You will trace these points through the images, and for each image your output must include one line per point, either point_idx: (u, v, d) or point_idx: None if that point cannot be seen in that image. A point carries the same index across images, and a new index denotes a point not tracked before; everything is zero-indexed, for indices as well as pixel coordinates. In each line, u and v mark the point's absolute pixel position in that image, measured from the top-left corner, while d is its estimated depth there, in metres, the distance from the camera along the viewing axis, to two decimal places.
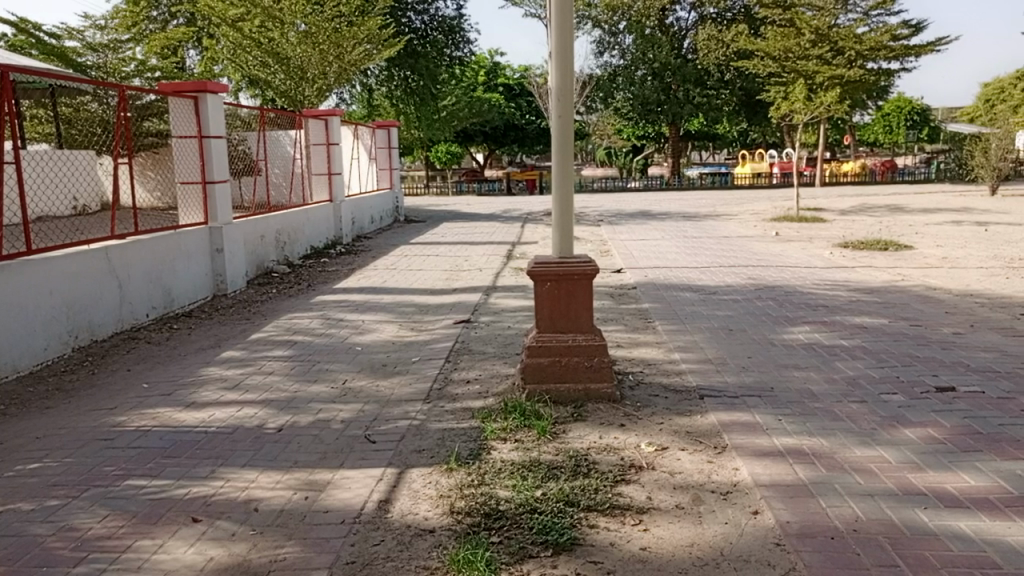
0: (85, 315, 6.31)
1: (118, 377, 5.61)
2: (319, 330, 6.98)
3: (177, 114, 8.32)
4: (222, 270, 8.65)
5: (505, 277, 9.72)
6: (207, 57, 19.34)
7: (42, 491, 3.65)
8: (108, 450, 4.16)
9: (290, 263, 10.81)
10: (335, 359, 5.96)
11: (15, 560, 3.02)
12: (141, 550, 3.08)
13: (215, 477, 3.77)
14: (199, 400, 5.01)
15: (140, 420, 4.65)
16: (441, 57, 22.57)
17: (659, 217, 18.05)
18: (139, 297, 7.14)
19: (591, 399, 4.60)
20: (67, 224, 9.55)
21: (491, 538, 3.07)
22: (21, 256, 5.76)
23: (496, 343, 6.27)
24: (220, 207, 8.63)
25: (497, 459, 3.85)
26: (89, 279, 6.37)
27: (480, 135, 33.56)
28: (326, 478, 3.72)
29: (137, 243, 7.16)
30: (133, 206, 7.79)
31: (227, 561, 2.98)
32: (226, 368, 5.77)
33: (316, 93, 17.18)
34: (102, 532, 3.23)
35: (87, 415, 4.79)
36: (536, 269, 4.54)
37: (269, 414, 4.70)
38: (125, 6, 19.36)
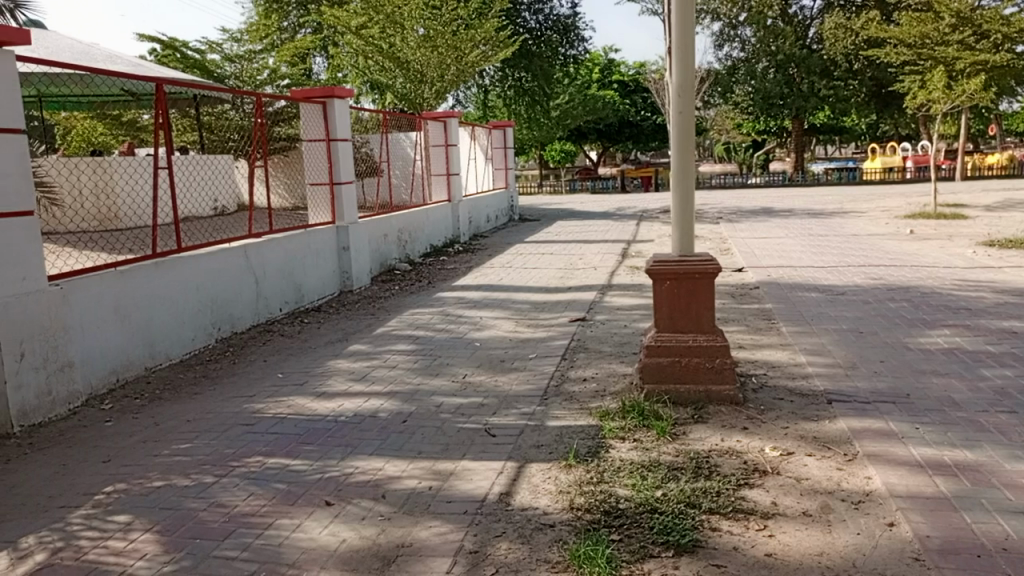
0: (227, 310, 6.79)
1: (256, 367, 6.00)
2: (439, 326, 7.19)
3: (307, 119, 8.75)
4: (348, 268, 9.05)
5: (620, 276, 9.66)
6: (333, 64, 20.39)
7: (194, 469, 3.97)
8: (249, 434, 4.47)
9: (410, 261, 11.18)
10: (455, 354, 6.11)
11: (173, 531, 3.30)
12: (282, 528, 3.29)
13: (346, 463, 3.96)
14: (329, 390, 5.29)
15: (277, 408, 4.94)
16: (555, 57, 22.71)
17: (783, 214, 17.35)
18: (274, 294, 7.59)
19: (713, 401, 4.50)
20: (210, 225, 10.32)
21: (611, 536, 3.08)
22: (174, 254, 6.24)
23: (612, 342, 6.24)
24: (346, 207, 9.03)
25: (616, 458, 3.84)
26: (230, 276, 6.83)
27: (594, 133, 33.47)
28: (450, 469, 3.84)
29: (273, 241, 7.61)
30: (268, 208, 8.28)
31: (358, 543, 3.13)
32: (353, 361, 6.05)
33: (436, 95, 17.59)
34: (247, 509, 3.48)
35: (230, 401, 5.15)
36: (655, 268, 4.50)
37: (394, 405, 4.90)
38: (259, 21, 20.55)
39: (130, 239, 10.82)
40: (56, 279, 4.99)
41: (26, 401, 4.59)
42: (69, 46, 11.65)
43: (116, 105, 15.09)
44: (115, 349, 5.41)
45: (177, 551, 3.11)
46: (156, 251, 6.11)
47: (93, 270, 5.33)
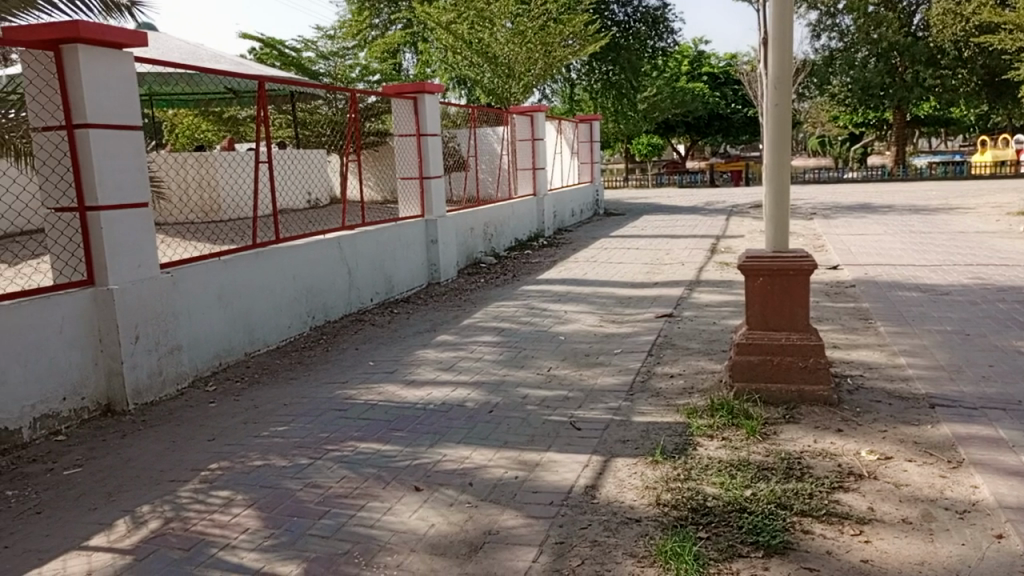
0: (321, 299, 7.03)
1: (348, 355, 6.20)
2: (524, 319, 7.24)
3: (399, 114, 8.95)
4: (436, 260, 9.21)
5: (708, 271, 9.49)
6: (422, 60, 20.77)
7: (291, 450, 4.15)
8: (342, 418, 4.63)
9: (495, 254, 11.29)
10: (540, 347, 6.15)
11: (272, 508, 3.46)
12: (373, 510, 3.40)
13: (435, 450, 4.06)
14: (418, 378, 5.42)
15: (368, 394, 5.11)
16: (643, 49, 22.45)
17: (882, 211, 16.60)
18: (365, 284, 7.81)
19: (805, 402, 4.38)
20: (306, 218, 10.72)
21: (699, 533, 3.05)
22: (272, 244, 6.51)
23: (700, 339, 6.15)
24: (435, 201, 9.20)
25: (704, 456, 3.79)
26: (324, 266, 7.07)
27: (681, 126, 32.89)
28: (536, 460, 3.88)
29: (365, 233, 7.83)
30: (361, 201, 8.53)
31: (447, 528, 3.21)
32: (440, 351, 6.17)
33: (523, 90, 17.65)
34: (341, 490, 3.61)
35: (324, 386, 5.35)
36: (747, 264, 4.41)
37: (480, 395, 4.98)
38: (352, 19, 21.11)
39: (231, 229, 11.41)
40: (167, 266, 5.29)
41: (139, 380, 4.89)
42: (178, 47, 12.30)
43: (219, 102, 15.83)
44: (219, 334, 5.70)
45: (276, 528, 3.27)
46: (256, 241, 6.39)
47: (199, 258, 5.63)
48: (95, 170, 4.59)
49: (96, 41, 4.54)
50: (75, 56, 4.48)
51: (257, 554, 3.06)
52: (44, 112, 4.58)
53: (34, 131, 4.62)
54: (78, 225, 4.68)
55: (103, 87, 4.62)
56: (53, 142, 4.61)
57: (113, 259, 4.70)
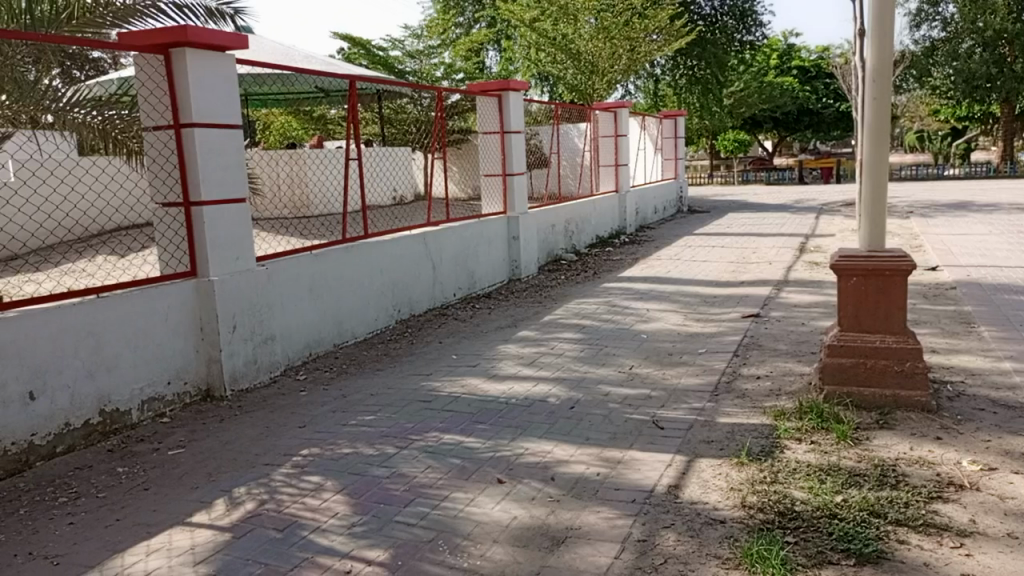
0: (406, 293, 7.19)
1: (432, 348, 6.33)
2: (605, 316, 7.22)
3: (484, 112, 9.05)
4: (518, 256, 9.28)
5: (797, 271, 9.21)
6: (506, 58, 20.94)
7: (378, 439, 4.27)
8: (426, 410, 4.74)
9: (576, 252, 11.28)
10: (623, 345, 6.12)
11: (360, 494, 3.58)
12: (457, 500, 3.47)
13: (517, 444, 4.10)
14: (500, 373, 5.48)
15: (451, 387, 5.20)
16: (730, 43, 21.95)
17: (987, 209, 15.70)
18: (448, 279, 7.94)
19: (901, 407, 4.21)
20: (391, 214, 10.99)
21: (786, 537, 2.98)
22: (361, 239, 6.70)
23: (788, 340, 5.99)
24: (517, 198, 9.26)
25: (791, 459, 3.70)
26: (409, 261, 7.23)
27: (769, 122, 31.99)
28: (618, 457, 3.87)
29: (449, 229, 7.95)
30: (445, 198, 8.68)
31: (529, 521, 3.24)
32: (522, 346, 6.22)
33: (606, 86, 17.57)
34: (426, 480, 3.70)
35: (408, 378, 5.48)
36: (840, 264, 4.27)
37: (562, 391, 5.00)
38: (438, 18, 21.46)
39: (321, 224, 11.81)
40: (263, 260, 5.52)
41: (235, 367, 5.13)
42: (274, 48, 12.80)
43: (309, 101, 16.36)
44: (310, 325, 5.91)
45: (363, 514, 3.37)
46: (345, 236, 6.59)
47: (293, 252, 5.85)
48: (199, 167, 4.83)
49: (202, 44, 4.78)
50: (182, 58, 4.72)
51: (346, 538, 3.17)
52: (155, 112, 4.85)
53: (145, 130, 4.90)
54: (183, 219, 4.94)
55: (208, 89, 4.85)
56: (162, 140, 4.88)
57: (214, 251, 4.94)
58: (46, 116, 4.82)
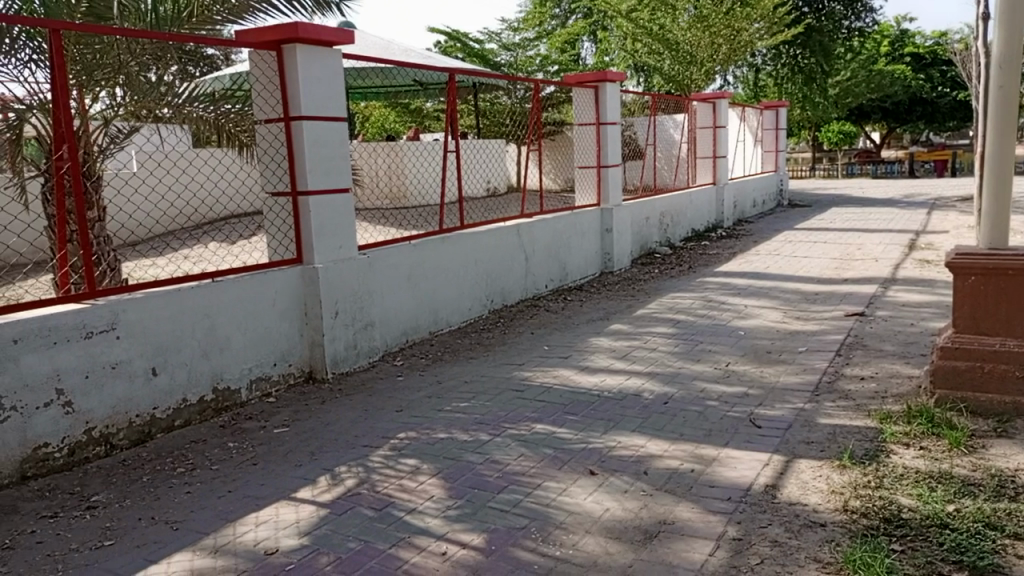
0: (500, 283, 7.28)
1: (524, 338, 6.39)
2: (701, 312, 7.08)
3: (579, 103, 9.02)
4: (611, 249, 9.22)
5: (907, 269, 8.76)
6: (601, 49, 20.79)
7: (472, 426, 4.35)
8: (518, 399, 4.79)
9: (671, 245, 11.11)
10: (719, 341, 5.99)
11: (455, 478, 3.67)
12: (550, 489, 3.50)
13: (609, 437, 4.10)
14: (593, 365, 5.48)
15: (544, 377, 5.24)
16: (837, 30, 21.03)
17: None
18: (541, 270, 7.98)
19: (1022, 416, 3.96)
20: (486, 206, 11.14)
21: (892, 545, 2.86)
22: (457, 229, 6.81)
23: (896, 341, 5.72)
24: (612, 189, 9.19)
25: (898, 464, 3.55)
26: (503, 252, 7.31)
27: (878, 112, 30.47)
28: (713, 454, 3.81)
29: (543, 221, 7.98)
30: (539, 189, 8.72)
31: (621, 514, 3.24)
32: (614, 339, 6.19)
33: (704, 76, 17.21)
34: (519, 468, 3.75)
35: (502, 367, 5.55)
36: (956, 262, 4.05)
37: (655, 386, 4.95)
38: (534, 11, 21.50)
39: (417, 215, 12.10)
40: (364, 249, 5.70)
41: (336, 352, 5.33)
42: (375, 42, 13.15)
43: (408, 95, 16.73)
44: (407, 313, 6.07)
45: (458, 498, 3.45)
46: (442, 226, 6.72)
47: (392, 242, 6.01)
48: (306, 158, 5.02)
49: (313, 40, 4.96)
50: (293, 54, 4.92)
51: (442, 520, 3.25)
52: (267, 105, 5.09)
53: (259, 123, 5.15)
54: (290, 208, 5.16)
55: (315, 83, 5.04)
56: (273, 133, 5.12)
57: (319, 240, 5.14)
58: (165, 111, 5.17)
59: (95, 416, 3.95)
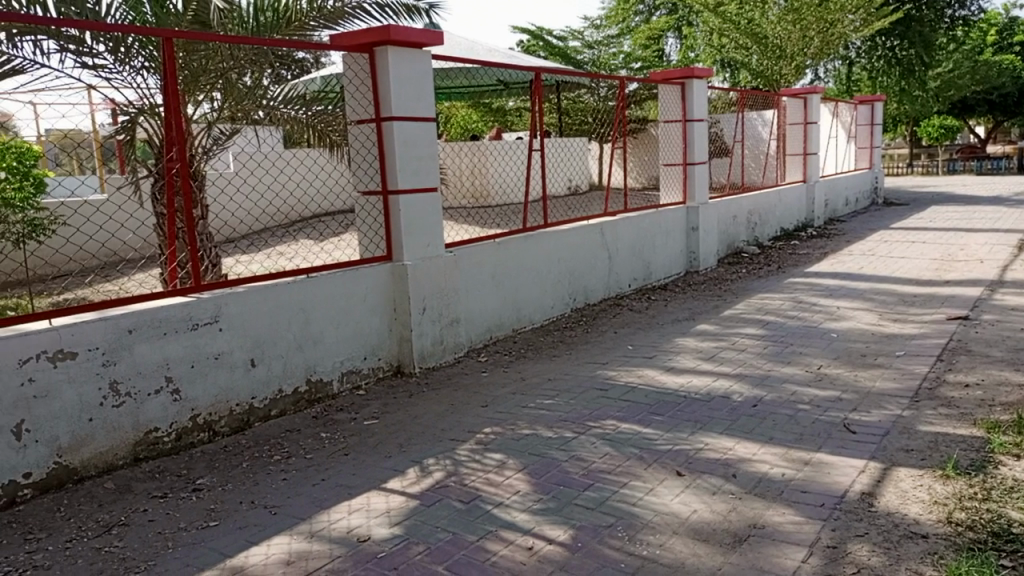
0: (583, 282, 7.27)
1: (608, 337, 6.36)
2: (791, 313, 6.89)
3: (665, 100, 8.88)
4: (696, 248, 9.07)
5: (1015, 271, 8.27)
6: (686, 45, 20.47)
7: (556, 423, 4.38)
8: (603, 397, 4.78)
9: (758, 244, 10.84)
10: (810, 343, 5.81)
11: (541, 474, 3.70)
12: (636, 489, 3.48)
13: (696, 438, 4.04)
14: (678, 365, 5.41)
15: (628, 376, 5.21)
16: (939, 20, 20.03)
17: None
18: (624, 269, 7.93)
19: None
20: (570, 204, 11.17)
21: (1001, 561, 2.73)
22: (541, 227, 6.84)
23: (1003, 346, 5.41)
24: (698, 187, 9.02)
25: (1007, 476, 3.37)
26: (587, 251, 7.29)
27: (983, 105, 28.86)
28: (805, 459, 3.71)
29: (627, 219, 7.91)
30: (623, 188, 8.66)
31: (710, 516, 3.19)
32: (700, 340, 6.09)
33: (794, 70, 16.71)
34: (605, 466, 3.74)
35: (585, 365, 5.55)
36: None
37: (743, 388, 4.85)
38: (618, 8, 21.34)
39: (501, 213, 12.24)
40: (451, 246, 5.79)
41: (423, 347, 5.44)
42: (461, 42, 13.35)
43: (491, 94, 16.89)
44: (492, 310, 6.15)
45: (544, 494, 3.48)
46: (526, 225, 6.76)
47: (477, 240, 6.08)
48: (396, 158, 5.14)
49: (403, 42, 5.07)
50: (384, 56, 5.04)
51: (528, 515, 3.28)
52: (360, 107, 5.23)
53: (351, 124, 5.30)
54: (381, 207, 5.30)
55: (405, 84, 5.15)
56: (365, 133, 5.26)
57: (408, 237, 5.26)
58: (259, 114, 5.58)
59: (199, 404, 4.16)
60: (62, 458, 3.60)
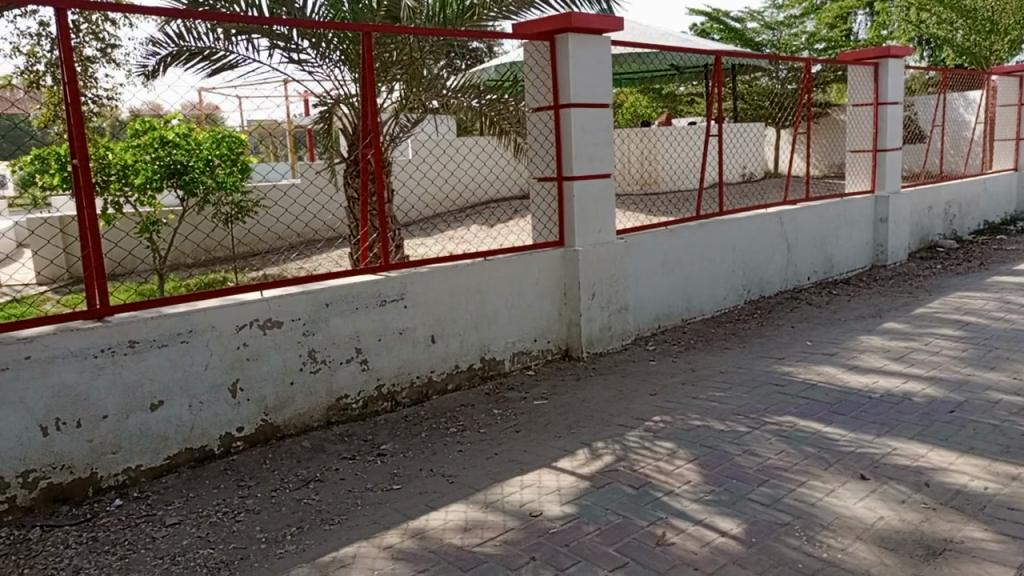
0: (758, 273, 7.00)
1: (784, 331, 6.09)
2: (996, 314, 6.25)
3: (855, 81, 8.31)
4: (885, 240, 8.43)
5: None
6: (878, 21, 19.07)
7: (729, 416, 4.27)
8: (779, 393, 4.59)
9: (957, 237, 9.92)
10: (1020, 348, 5.25)
11: (713, 466, 3.63)
12: (815, 489, 3.34)
13: (883, 442, 3.79)
14: (863, 364, 5.09)
15: (806, 373, 4.97)
16: None
17: None
18: (803, 262, 7.54)
19: None
20: (747, 192, 10.78)
21: None
22: (715, 216, 6.65)
23: None
24: (889, 175, 8.37)
25: None
26: (763, 241, 7.00)
27: None
28: (1011, 473, 3.38)
29: (809, 208, 7.49)
30: (806, 176, 8.21)
31: (898, 524, 3.00)
32: (888, 339, 5.68)
33: (1008, 46, 15.09)
34: (781, 463, 3.61)
35: (760, 360, 5.36)
36: None
37: (938, 392, 4.48)
38: None
39: (671, 201, 12.03)
40: (622, 233, 5.77)
41: (592, 332, 5.48)
42: (635, 27, 13.21)
43: (663, 80, 16.56)
44: (661, 298, 6.08)
45: (716, 486, 3.41)
46: (700, 212, 6.59)
47: (649, 226, 6.02)
48: (572, 144, 5.20)
49: (584, 29, 5.11)
50: (564, 44, 5.10)
51: (699, 505, 3.23)
52: (539, 94, 5.34)
53: (530, 112, 5.42)
54: (555, 193, 5.38)
55: (584, 71, 5.18)
56: (543, 120, 5.35)
57: (581, 223, 5.31)
58: (435, 102, 5.80)
59: (385, 374, 4.46)
60: (267, 417, 3.99)
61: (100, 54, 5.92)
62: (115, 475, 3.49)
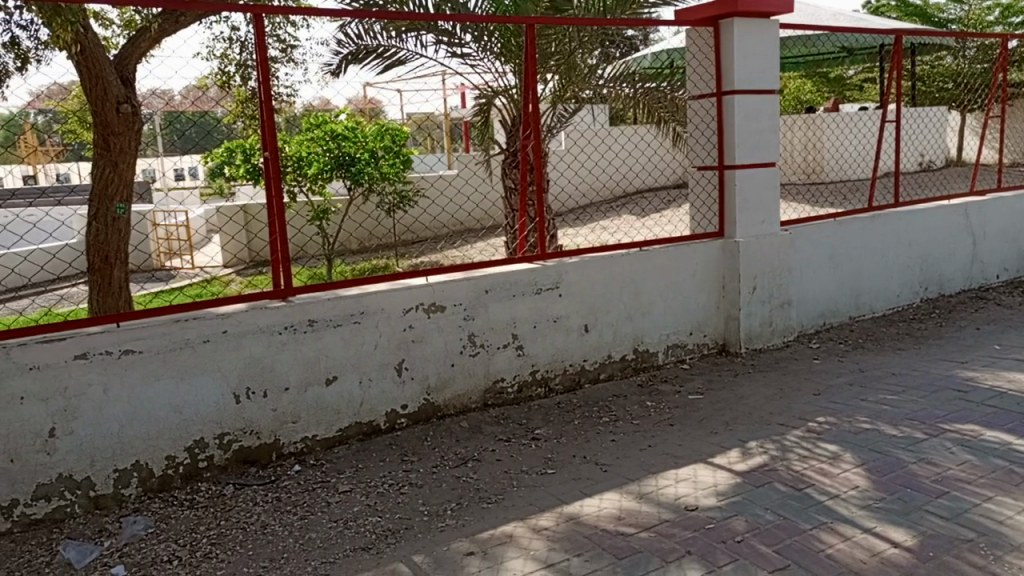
0: (937, 269, 6.47)
1: (967, 334, 5.60)
2: None
3: None
4: None
5: None
6: None
7: (903, 421, 3.99)
8: (961, 400, 4.24)
9: None
10: None
11: (884, 473, 3.41)
12: (1003, 505, 3.06)
13: None
14: None
15: (993, 379, 4.55)
16: None
17: None
18: (991, 258, 6.88)
19: None
20: (925, 182, 9.96)
21: None
22: (890, 207, 6.20)
23: None
24: None
25: None
26: (945, 234, 6.45)
27: None
28: None
29: (999, 199, 6.82)
30: (998, 164, 7.47)
31: None
32: None
33: None
34: (963, 475, 3.34)
35: (938, 362, 4.96)
36: None
37: None
38: None
39: (837, 191, 11.35)
40: (786, 224, 5.52)
41: (751, 328, 5.30)
42: (802, 8, 12.53)
43: (832, 63, 15.61)
44: (827, 294, 5.76)
45: (887, 493, 3.21)
46: (874, 203, 6.18)
47: (816, 218, 5.72)
48: (736, 132, 5.03)
49: (750, 12, 4.92)
50: (730, 28, 4.94)
51: (868, 512, 3.06)
52: (701, 81, 5.21)
53: (691, 99, 5.31)
54: (716, 181, 5.23)
55: (751, 56, 5.00)
56: (705, 107, 5.22)
57: (742, 213, 5.14)
58: (589, 92, 5.83)
59: (540, 360, 4.54)
60: (429, 396, 4.18)
61: (282, 55, 6.36)
62: (295, 442, 3.80)
